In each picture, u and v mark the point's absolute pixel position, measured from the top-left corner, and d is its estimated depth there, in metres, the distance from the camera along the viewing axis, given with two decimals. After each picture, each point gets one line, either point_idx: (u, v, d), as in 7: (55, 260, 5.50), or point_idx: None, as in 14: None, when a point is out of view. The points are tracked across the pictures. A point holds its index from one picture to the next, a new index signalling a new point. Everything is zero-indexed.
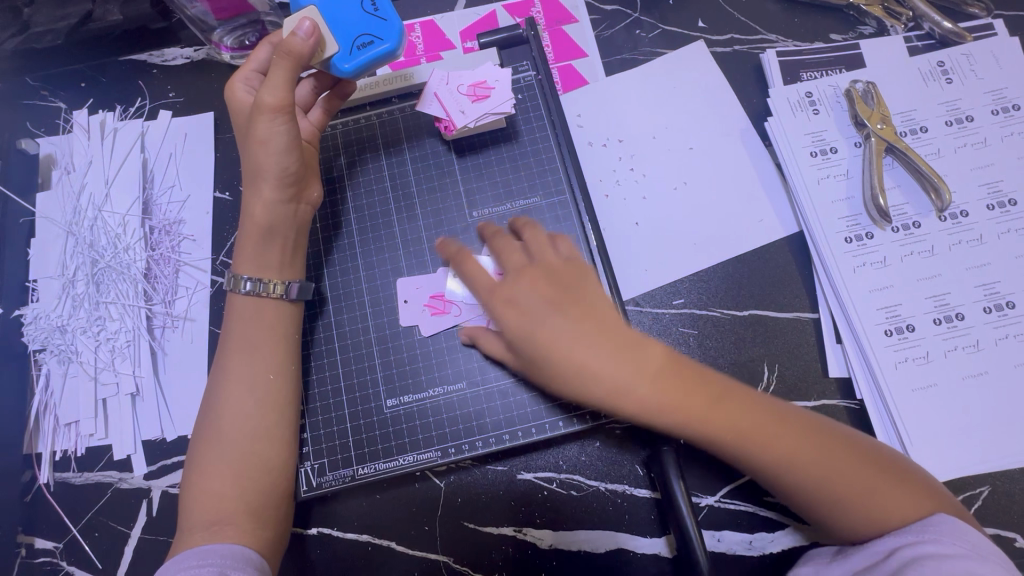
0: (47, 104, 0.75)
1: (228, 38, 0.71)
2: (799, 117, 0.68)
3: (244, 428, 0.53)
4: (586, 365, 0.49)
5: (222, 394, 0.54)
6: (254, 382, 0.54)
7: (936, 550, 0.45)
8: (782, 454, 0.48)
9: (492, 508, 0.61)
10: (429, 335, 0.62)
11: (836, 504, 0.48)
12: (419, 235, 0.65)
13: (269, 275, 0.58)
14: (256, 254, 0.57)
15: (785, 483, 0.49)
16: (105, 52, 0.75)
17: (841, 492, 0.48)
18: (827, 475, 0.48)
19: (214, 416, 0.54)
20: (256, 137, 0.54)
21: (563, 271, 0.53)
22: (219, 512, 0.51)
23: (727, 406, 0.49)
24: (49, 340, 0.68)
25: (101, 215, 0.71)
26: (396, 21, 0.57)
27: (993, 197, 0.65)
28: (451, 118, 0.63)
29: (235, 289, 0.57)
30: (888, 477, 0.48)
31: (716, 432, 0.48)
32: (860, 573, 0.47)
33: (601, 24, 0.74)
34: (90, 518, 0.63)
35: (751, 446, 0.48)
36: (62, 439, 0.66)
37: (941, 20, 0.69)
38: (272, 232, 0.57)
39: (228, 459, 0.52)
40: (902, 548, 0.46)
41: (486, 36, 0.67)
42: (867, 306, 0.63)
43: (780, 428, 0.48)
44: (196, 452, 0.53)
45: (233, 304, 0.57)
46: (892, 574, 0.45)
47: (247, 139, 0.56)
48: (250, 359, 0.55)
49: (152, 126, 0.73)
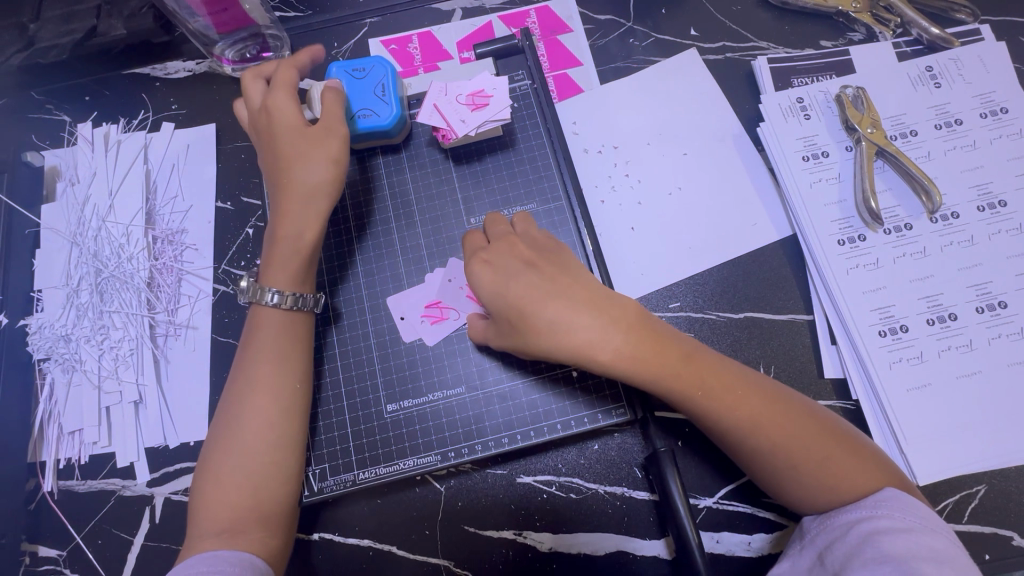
0: (52, 117, 0.76)
1: (229, 50, 0.74)
2: (790, 122, 0.70)
3: (265, 438, 0.54)
4: (546, 320, 0.51)
5: (243, 403, 0.54)
6: (277, 394, 0.55)
7: (890, 524, 0.45)
8: (730, 413, 0.50)
9: (493, 512, 0.61)
10: (432, 343, 0.63)
11: (787, 469, 0.50)
12: (417, 241, 0.66)
13: (299, 289, 0.59)
14: (289, 268, 0.58)
15: (737, 444, 0.51)
16: (110, 67, 0.77)
17: (788, 459, 0.49)
18: (780, 438, 0.49)
19: (232, 425, 0.54)
20: (325, 158, 0.58)
21: (544, 242, 0.57)
22: (230, 520, 0.51)
23: (686, 367, 0.51)
24: (54, 349, 0.68)
25: (105, 226, 0.72)
26: (399, 111, 0.64)
27: (983, 199, 0.65)
28: (451, 127, 0.64)
29: (259, 301, 0.58)
30: (847, 449, 0.50)
31: (668, 387, 0.51)
32: (820, 554, 0.48)
33: (595, 33, 0.75)
34: (93, 525, 0.64)
35: (703, 402, 0.50)
36: (67, 447, 0.66)
37: (929, 26, 0.70)
38: (302, 248, 0.59)
39: (245, 467, 0.53)
40: (857, 523, 0.47)
41: (482, 46, 0.69)
42: (860, 308, 0.63)
43: (736, 389, 0.51)
44: (210, 459, 0.54)
45: (255, 315, 0.58)
46: (850, 550, 0.46)
47: (302, 158, 0.58)
48: (275, 371, 0.55)
49: (155, 138, 0.75)
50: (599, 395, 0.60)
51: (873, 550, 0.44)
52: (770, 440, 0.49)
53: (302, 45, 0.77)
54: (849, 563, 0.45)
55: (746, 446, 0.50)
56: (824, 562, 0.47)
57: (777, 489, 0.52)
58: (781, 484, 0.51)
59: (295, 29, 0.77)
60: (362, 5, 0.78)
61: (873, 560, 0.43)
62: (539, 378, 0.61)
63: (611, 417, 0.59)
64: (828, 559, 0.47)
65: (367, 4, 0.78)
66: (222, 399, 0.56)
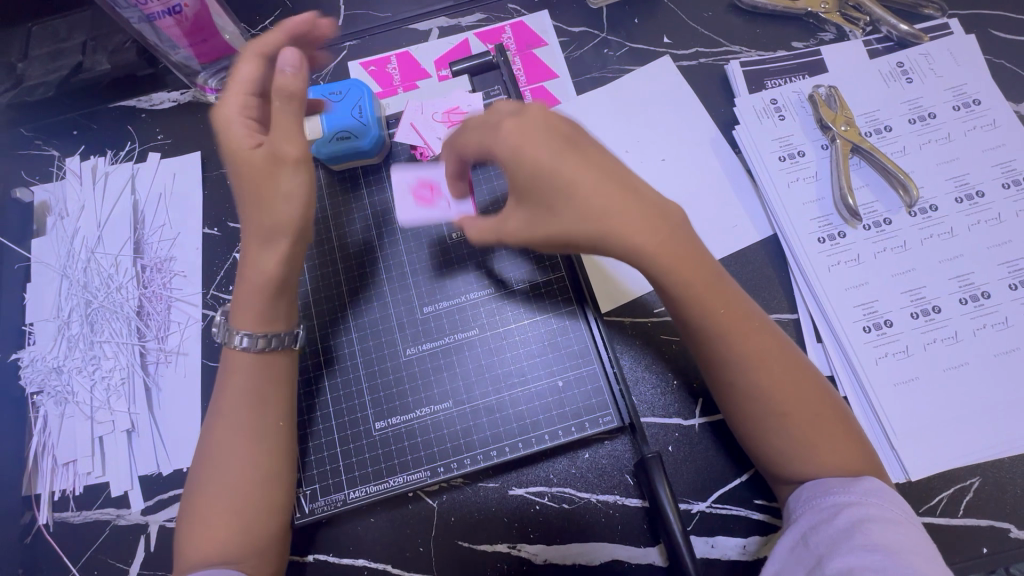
0: (41, 153, 0.78)
1: (212, 80, 0.76)
2: (765, 123, 0.70)
3: (253, 474, 0.54)
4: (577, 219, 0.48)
5: (228, 441, 0.54)
6: (261, 428, 0.55)
7: (877, 511, 0.46)
8: (747, 348, 0.50)
9: (487, 527, 0.61)
10: (416, 354, 0.64)
11: (767, 422, 0.51)
12: (400, 259, 0.67)
13: (266, 328, 0.57)
14: (251, 306, 0.56)
15: (737, 380, 0.51)
16: (95, 101, 0.79)
17: (782, 404, 0.50)
18: (782, 380, 0.50)
19: (216, 464, 0.54)
20: (275, 192, 0.54)
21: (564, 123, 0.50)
22: (227, 560, 0.51)
23: (711, 288, 0.50)
24: (46, 382, 0.69)
25: (94, 257, 0.73)
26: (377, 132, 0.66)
27: (961, 190, 0.66)
28: (427, 145, 0.69)
29: (230, 343, 0.57)
30: (836, 418, 0.51)
31: (692, 304, 0.50)
32: (803, 534, 0.47)
33: (570, 46, 0.77)
34: (89, 556, 0.64)
35: (719, 332, 0.50)
36: (60, 478, 0.67)
37: (897, 23, 0.71)
38: (260, 285, 0.56)
39: (236, 502, 0.52)
40: (843, 506, 0.46)
41: (458, 64, 0.72)
42: (844, 305, 0.63)
43: (752, 325, 0.51)
44: (196, 495, 0.53)
45: (227, 359, 0.57)
46: (839, 535, 0.45)
47: (255, 187, 0.54)
48: (256, 409, 0.55)
49: (142, 168, 0.76)
50: (586, 404, 0.61)
51: (862, 536, 0.44)
52: (773, 380, 0.50)
53: None
54: (836, 547, 0.44)
55: (746, 385, 0.51)
56: (808, 543, 0.47)
57: (755, 442, 0.52)
58: (753, 439, 0.52)
59: None
60: (340, 29, 0.79)
61: (862, 545, 0.43)
62: (526, 390, 0.62)
63: (599, 424, 0.60)
64: (812, 540, 0.46)
65: (345, 27, 0.79)
66: (204, 439, 0.55)
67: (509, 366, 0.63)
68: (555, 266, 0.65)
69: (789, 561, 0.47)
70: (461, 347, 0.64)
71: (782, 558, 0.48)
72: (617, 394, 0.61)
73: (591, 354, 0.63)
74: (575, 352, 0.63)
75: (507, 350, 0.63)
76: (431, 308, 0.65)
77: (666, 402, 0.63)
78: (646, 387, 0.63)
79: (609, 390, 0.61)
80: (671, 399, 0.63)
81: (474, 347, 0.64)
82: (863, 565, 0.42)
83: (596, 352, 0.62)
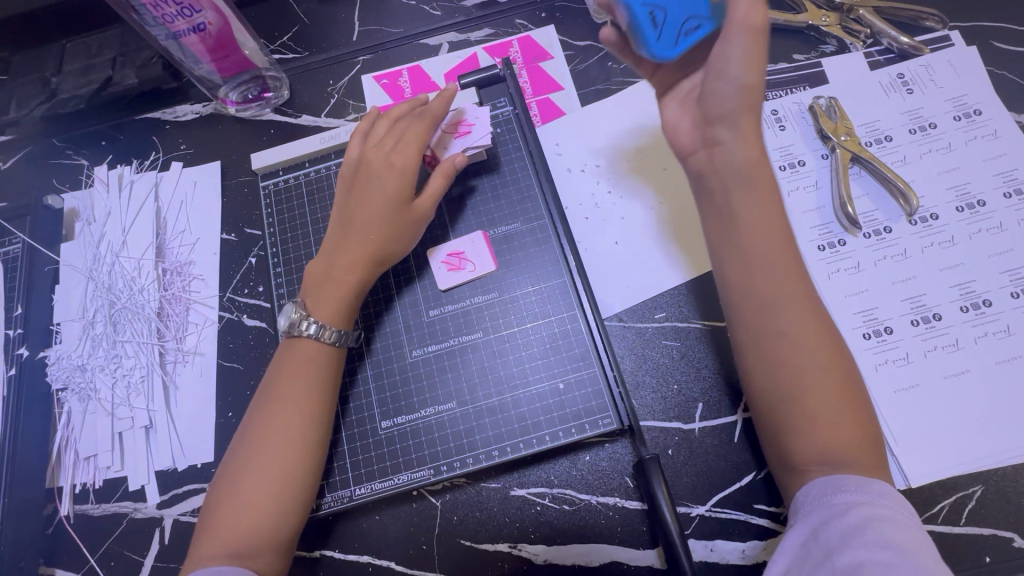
0: (72, 162, 0.82)
1: (232, 93, 0.79)
2: (766, 133, 0.72)
3: (279, 455, 0.55)
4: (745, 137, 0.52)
5: (277, 411, 0.56)
6: (300, 405, 0.57)
7: (888, 513, 0.44)
8: (786, 315, 0.51)
9: (489, 525, 0.62)
10: (421, 356, 0.66)
11: (794, 396, 0.50)
12: (409, 263, 0.69)
13: (338, 323, 0.60)
14: (331, 299, 0.60)
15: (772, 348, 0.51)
16: (124, 113, 0.83)
17: (811, 354, 0.50)
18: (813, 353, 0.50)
19: (256, 438, 0.55)
20: (399, 231, 0.63)
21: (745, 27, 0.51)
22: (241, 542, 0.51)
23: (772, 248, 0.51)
24: (70, 379, 0.72)
25: (118, 260, 0.76)
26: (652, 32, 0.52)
27: (961, 199, 0.66)
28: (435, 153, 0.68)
29: (297, 329, 0.59)
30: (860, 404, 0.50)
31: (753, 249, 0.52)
32: (812, 530, 0.46)
33: (575, 59, 0.79)
34: (106, 548, 0.67)
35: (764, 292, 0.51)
36: (82, 472, 0.70)
37: (898, 35, 0.72)
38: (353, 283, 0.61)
39: (269, 474, 0.54)
40: (855, 505, 0.45)
41: (467, 77, 0.75)
42: (844, 311, 0.64)
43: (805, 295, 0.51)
44: (229, 469, 0.55)
45: (291, 342, 0.60)
46: (850, 531, 0.44)
47: (380, 223, 0.62)
48: (304, 386, 0.57)
49: (164, 177, 0.80)
50: (586, 406, 0.62)
51: (874, 534, 0.43)
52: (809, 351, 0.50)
53: (299, 84, 0.82)
54: (847, 541, 0.43)
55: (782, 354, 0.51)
56: (817, 538, 0.46)
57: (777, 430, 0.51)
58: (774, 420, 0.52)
59: (292, 70, 0.82)
60: (354, 44, 0.83)
61: (874, 543, 0.42)
62: (527, 392, 0.64)
63: (598, 426, 0.62)
64: (822, 535, 0.45)
65: (359, 43, 0.83)
66: (259, 397, 0.59)
67: (511, 368, 0.65)
68: (558, 271, 0.67)
69: (797, 557, 0.46)
70: (465, 350, 0.66)
71: (791, 554, 0.47)
72: (617, 397, 0.62)
73: (592, 359, 0.64)
74: (575, 353, 0.64)
75: (509, 352, 0.65)
76: (437, 311, 0.67)
77: (665, 406, 0.64)
78: (646, 392, 0.65)
79: (609, 393, 0.62)
80: (670, 404, 0.64)
81: (477, 350, 0.65)
82: (873, 560, 0.41)
83: (597, 357, 0.64)
